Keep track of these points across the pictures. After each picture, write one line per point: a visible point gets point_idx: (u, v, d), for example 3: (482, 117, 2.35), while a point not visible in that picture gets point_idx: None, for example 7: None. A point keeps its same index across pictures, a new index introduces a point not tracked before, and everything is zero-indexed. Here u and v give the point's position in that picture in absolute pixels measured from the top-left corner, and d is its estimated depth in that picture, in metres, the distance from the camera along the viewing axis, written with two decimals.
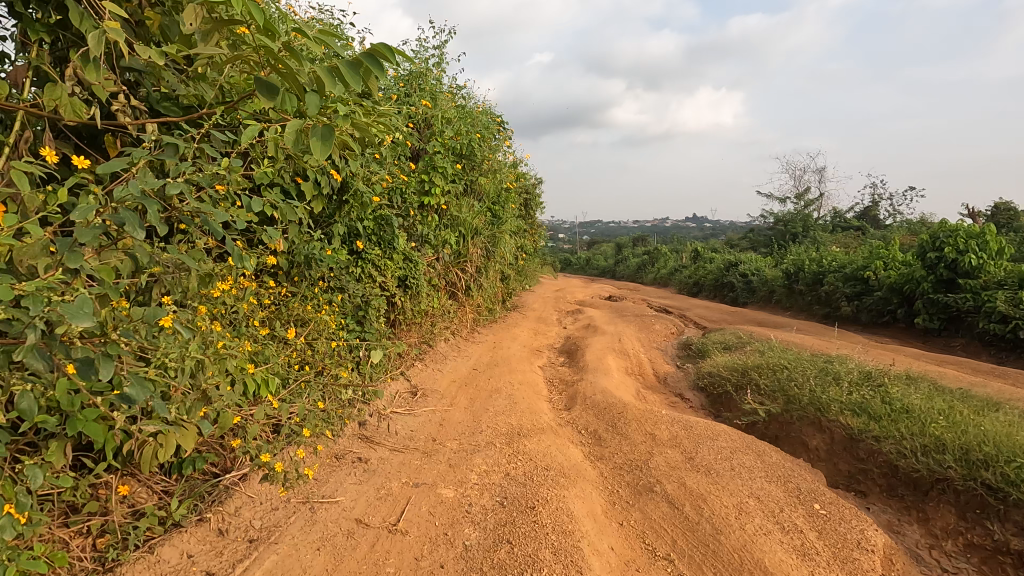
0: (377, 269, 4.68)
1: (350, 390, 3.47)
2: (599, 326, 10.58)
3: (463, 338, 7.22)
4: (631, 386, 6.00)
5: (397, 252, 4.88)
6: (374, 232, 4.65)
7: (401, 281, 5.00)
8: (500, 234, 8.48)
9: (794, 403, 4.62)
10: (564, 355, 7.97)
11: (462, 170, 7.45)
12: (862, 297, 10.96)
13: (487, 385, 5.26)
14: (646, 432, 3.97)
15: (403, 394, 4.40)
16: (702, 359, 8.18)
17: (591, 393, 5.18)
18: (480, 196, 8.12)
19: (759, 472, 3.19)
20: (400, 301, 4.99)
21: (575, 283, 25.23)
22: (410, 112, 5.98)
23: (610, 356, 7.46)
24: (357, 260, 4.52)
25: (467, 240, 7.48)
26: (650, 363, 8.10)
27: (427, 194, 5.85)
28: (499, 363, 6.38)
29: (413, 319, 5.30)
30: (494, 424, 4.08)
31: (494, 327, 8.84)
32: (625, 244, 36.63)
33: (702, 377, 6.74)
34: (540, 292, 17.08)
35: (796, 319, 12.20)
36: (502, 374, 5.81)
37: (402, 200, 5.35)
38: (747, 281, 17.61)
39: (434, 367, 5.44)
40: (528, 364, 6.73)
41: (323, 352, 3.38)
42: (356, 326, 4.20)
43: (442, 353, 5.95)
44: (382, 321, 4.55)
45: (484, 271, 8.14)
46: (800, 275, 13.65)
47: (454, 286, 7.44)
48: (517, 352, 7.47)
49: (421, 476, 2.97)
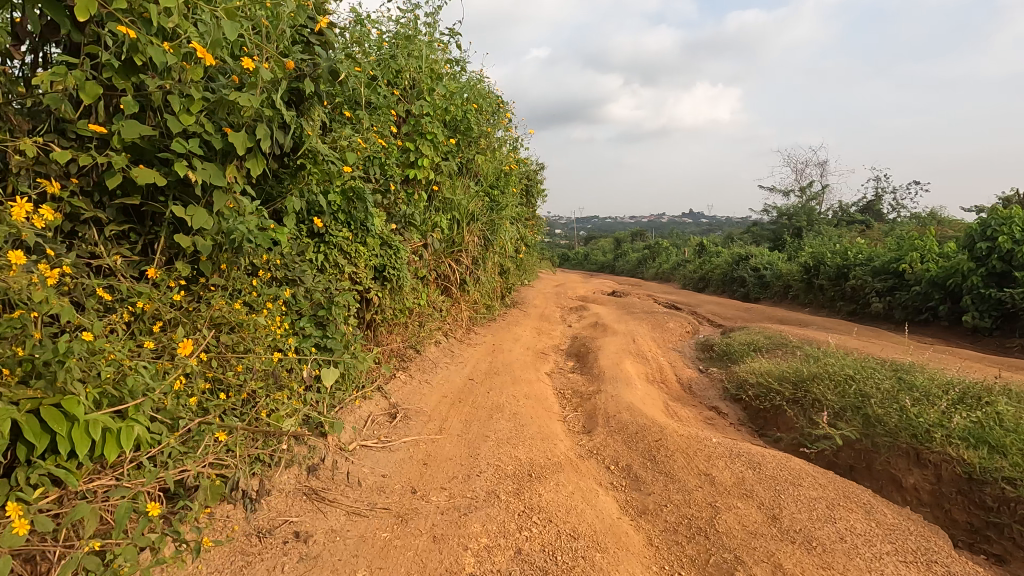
0: (346, 257, 3.68)
1: (293, 424, 2.48)
2: (608, 324, 9.60)
3: (458, 341, 6.23)
4: (658, 399, 5.02)
5: (373, 235, 3.89)
6: (341, 208, 3.64)
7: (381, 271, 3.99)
8: (501, 221, 7.48)
9: (875, 426, 3.66)
10: (573, 358, 6.99)
11: (455, 145, 6.44)
12: (896, 293, 10.01)
13: (486, 400, 4.27)
14: (697, 470, 3.00)
15: (379, 420, 3.42)
16: (729, 362, 7.23)
17: (614, 411, 4.19)
18: (475, 176, 7.10)
19: (883, 547, 2.24)
20: (380, 297, 3.99)
21: (576, 277, 24.24)
22: (392, 68, 4.96)
23: (627, 360, 6.48)
24: (320, 244, 3.54)
25: (461, 226, 6.48)
26: (671, 368, 7.13)
27: (413, 167, 4.82)
28: (500, 370, 5.40)
29: (394, 320, 4.32)
30: (497, 458, 3.11)
31: (491, 326, 7.86)
32: (626, 238, 35.63)
33: (737, 387, 5.77)
34: (541, 287, 16.05)
35: (820, 317, 11.27)
36: (504, 385, 4.83)
37: (379, 171, 4.34)
38: (759, 276, 16.64)
39: (421, 378, 4.45)
40: (534, 370, 5.75)
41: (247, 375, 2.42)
42: (315, 330, 3.20)
43: (431, 359, 4.95)
44: (352, 321, 3.57)
45: (482, 262, 7.15)
46: (822, 269, 12.67)
47: (447, 280, 6.44)
48: (520, 355, 6.48)
49: (392, 563, 2.01)
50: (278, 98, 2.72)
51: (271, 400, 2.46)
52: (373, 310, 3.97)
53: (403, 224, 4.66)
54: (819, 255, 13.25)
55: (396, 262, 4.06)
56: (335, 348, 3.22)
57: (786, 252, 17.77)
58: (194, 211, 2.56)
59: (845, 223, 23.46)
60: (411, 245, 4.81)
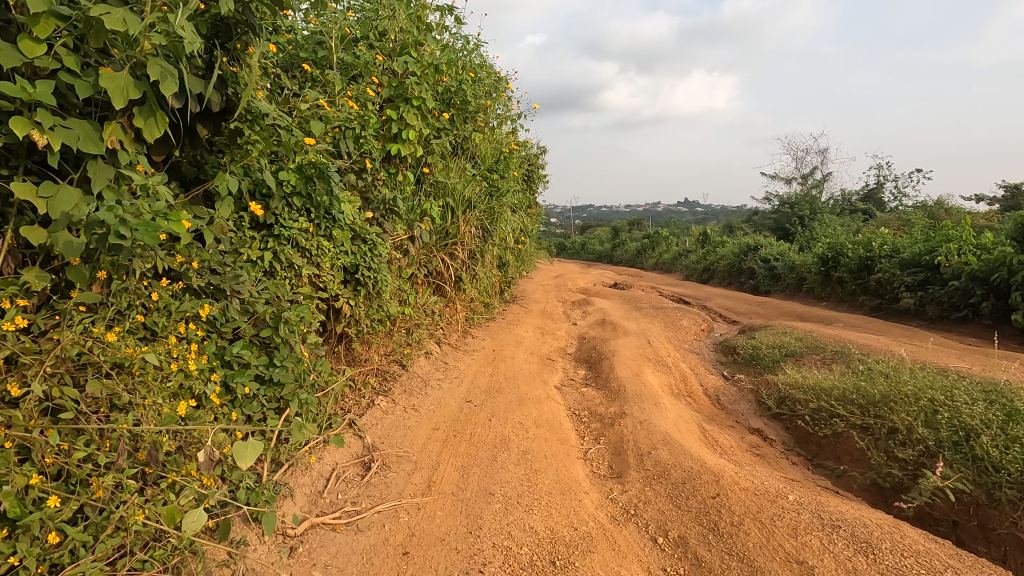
0: (304, 255, 2.81)
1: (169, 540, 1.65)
2: (617, 322, 8.79)
3: (452, 347, 5.38)
4: (693, 424, 4.18)
5: (342, 226, 3.01)
6: (296, 189, 2.75)
7: (354, 274, 3.11)
8: (500, 208, 6.59)
9: (992, 475, 2.86)
10: (583, 365, 6.16)
11: (446, 120, 5.51)
12: (928, 288, 9.25)
13: (488, 431, 3.44)
14: (782, 552, 2.20)
15: (348, 475, 2.58)
16: (759, 369, 6.43)
17: (647, 447, 3.36)
18: (469, 157, 6.19)
19: None
20: (354, 306, 3.12)
21: (575, 267, 23.37)
22: (370, 21, 4.04)
23: (647, 369, 5.65)
24: (268, 237, 2.66)
25: (456, 215, 5.60)
26: (694, 374, 6.33)
27: (397, 141, 3.84)
28: (503, 385, 4.57)
29: (372, 331, 3.46)
30: (508, 535, 2.29)
31: (490, 327, 7.00)
32: (624, 227, 34.76)
33: (778, 403, 4.95)
34: (538, 279, 15.14)
35: (843, 313, 10.49)
36: (508, 406, 4.00)
37: (352, 145, 3.43)
38: (769, 267, 15.83)
39: (407, 403, 3.60)
40: (541, 383, 4.93)
41: (113, 459, 1.60)
42: (257, 357, 2.35)
43: (420, 375, 4.10)
44: (311, 341, 2.72)
45: (481, 256, 6.28)
46: (842, 261, 11.88)
47: (441, 278, 5.58)
48: (524, 363, 5.65)
49: None
50: (179, 18, 1.83)
51: (149, 497, 1.66)
52: (344, 323, 3.10)
53: (384, 214, 3.67)
54: (838, 246, 12.44)
55: (374, 260, 3.18)
56: (285, 381, 2.38)
57: (797, 242, 16.97)
58: (53, 190, 1.69)
59: (853, 211, 22.70)
60: (395, 239, 3.93)
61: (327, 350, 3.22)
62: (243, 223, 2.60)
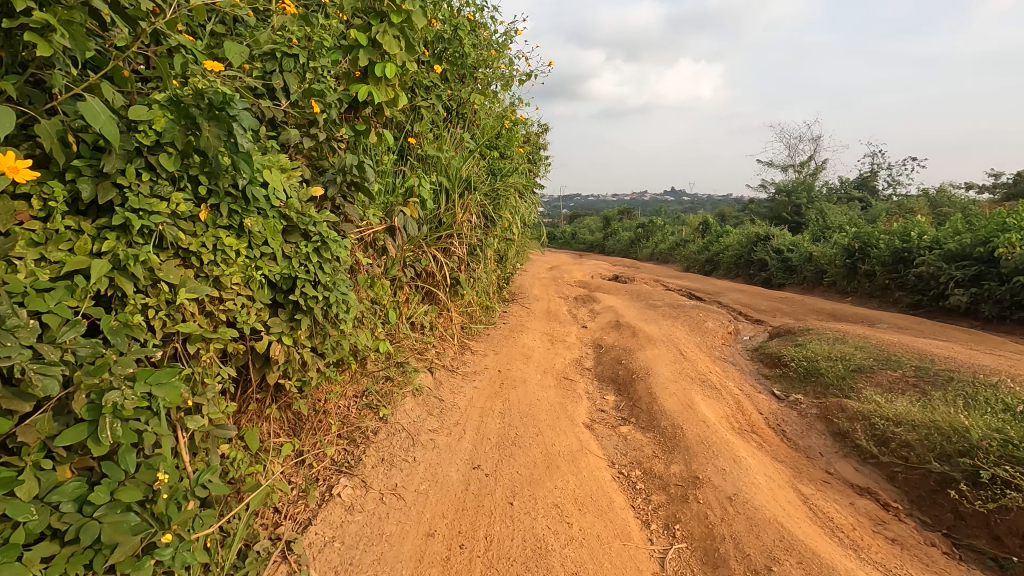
0: (184, 264, 1.54)
1: None
2: (635, 324, 7.61)
3: (448, 371, 4.12)
4: (792, 492, 2.98)
5: (265, 213, 1.73)
6: (163, 135, 1.45)
7: (289, 293, 1.83)
8: (505, 191, 5.32)
9: None
10: (609, 386, 4.97)
11: (435, 75, 4.21)
12: (983, 284, 8.23)
13: (514, 532, 2.23)
14: None
15: None
16: (820, 389, 5.31)
17: (764, 561, 2.20)
18: (464, 126, 4.88)
19: None
20: (291, 344, 1.85)
21: (568, 258, 22.04)
22: None
23: (696, 396, 4.45)
24: (106, 230, 1.40)
25: (450, 199, 4.33)
26: (745, 396, 5.14)
27: (366, 82, 2.44)
28: (519, 429, 3.36)
29: (327, 376, 2.22)
30: None
31: (490, 337, 5.75)
32: (615, 216, 33.52)
33: (880, 447, 3.77)
34: (533, 271, 13.82)
35: (880, 311, 9.45)
36: (534, 473, 2.79)
37: (291, 80, 2.16)
38: (783, 258, 14.73)
39: (385, 486, 2.36)
40: (567, 422, 3.73)
41: None
42: (49, 492, 1.13)
43: (405, 430, 2.84)
44: (194, 427, 1.49)
45: (480, 251, 5.00)
46: (872, 253, 10.82)
47: (432, 281, 4.31)
48: (539, 389, 4.44)
49: None
50: None
51: None
52: (273, 376, 1.84)
53: (350, 190, 2.36)
54: (866, 236, 11.36)
55: (327, 268, 1.92)
56: (116, 541, 1.17)
57: (808, 231, 15.90)
58: None
59: (857, 198, 21.78)
60: (366, 230, 2.64)
61: (241, 421, 1.96)
62: (52, 202, 1.33)
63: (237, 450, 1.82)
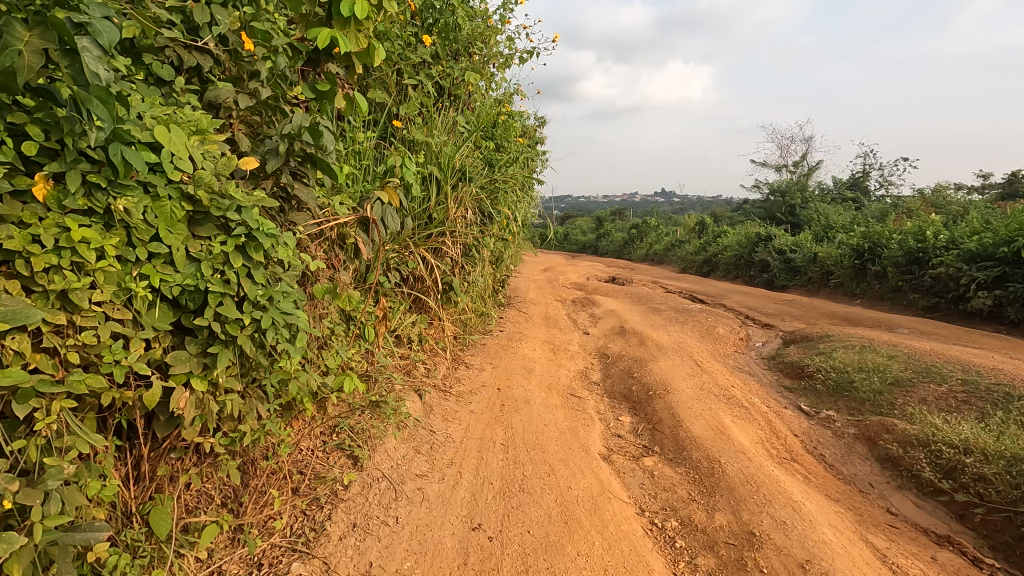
0: (5, 276, 1.17)
1: None
2: (641, 331, 7.06)
3: (439, 393, 3.52)
4: (868, 550, 2.40)
5: (153, 209, 1.37)
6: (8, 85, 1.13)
7: (185, 314, 1.48)
8: (504, 185, 4.72)
9: None
10: (621, 404, 4.40)
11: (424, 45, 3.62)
12: (1008, 286, 7.78)
13: None
14: None
15: None
16: (853, 404, 4.78)
17: None
18: (456, 108, 4.28)
19: None
20: (203, 390, 1.44)
21: (561, 260, 21.39)
22: None
23: (724, 418, 3.88)
24: None
25: (442, 191, 3.74)
26: (773, 413, 4.58)
27: (329, 25, 1.83)
28: (525, 465, 2.78)
29: (263, 426, 1.71)
30: None
31: (485, 346, 5.15)
32: (609, 216, 32.99)
33: (952, 481, 3.26)
34: (527, 274, 13.14)
35: (896, 315, 8.97)
36: (550, 532, 2.21)
37: (220, 11, 1.60)
38: (786, 259, 14.22)
39: (356, 567, 1.78)
40: (581, 452, 3.15)
41: None
42: None
43: (385, 479, 2.25)
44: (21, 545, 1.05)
45: (475, 251, 4.41)
46: (883, 254, 10.35)
47: (421, 286, 3.69)
48: (544, 409, 3.86)
49: None
50: None
51: None
52: (186, 434, 1.43)
53: (303, 169, 1.78)
54: (876, 236, 10.89)
55: (256, 274, 1.53)
56: None
57: (811, 231, 15.43)
58: None
59: (854, 198, 21.42)
60: (327, 225, 2.12)
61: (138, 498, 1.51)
62: None
63: (120, 548, 1.37)
